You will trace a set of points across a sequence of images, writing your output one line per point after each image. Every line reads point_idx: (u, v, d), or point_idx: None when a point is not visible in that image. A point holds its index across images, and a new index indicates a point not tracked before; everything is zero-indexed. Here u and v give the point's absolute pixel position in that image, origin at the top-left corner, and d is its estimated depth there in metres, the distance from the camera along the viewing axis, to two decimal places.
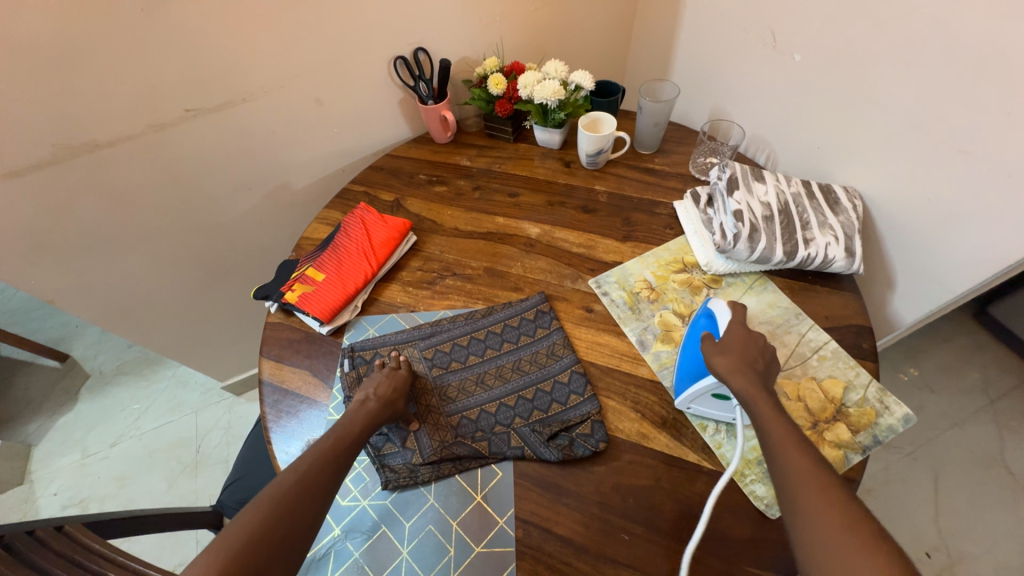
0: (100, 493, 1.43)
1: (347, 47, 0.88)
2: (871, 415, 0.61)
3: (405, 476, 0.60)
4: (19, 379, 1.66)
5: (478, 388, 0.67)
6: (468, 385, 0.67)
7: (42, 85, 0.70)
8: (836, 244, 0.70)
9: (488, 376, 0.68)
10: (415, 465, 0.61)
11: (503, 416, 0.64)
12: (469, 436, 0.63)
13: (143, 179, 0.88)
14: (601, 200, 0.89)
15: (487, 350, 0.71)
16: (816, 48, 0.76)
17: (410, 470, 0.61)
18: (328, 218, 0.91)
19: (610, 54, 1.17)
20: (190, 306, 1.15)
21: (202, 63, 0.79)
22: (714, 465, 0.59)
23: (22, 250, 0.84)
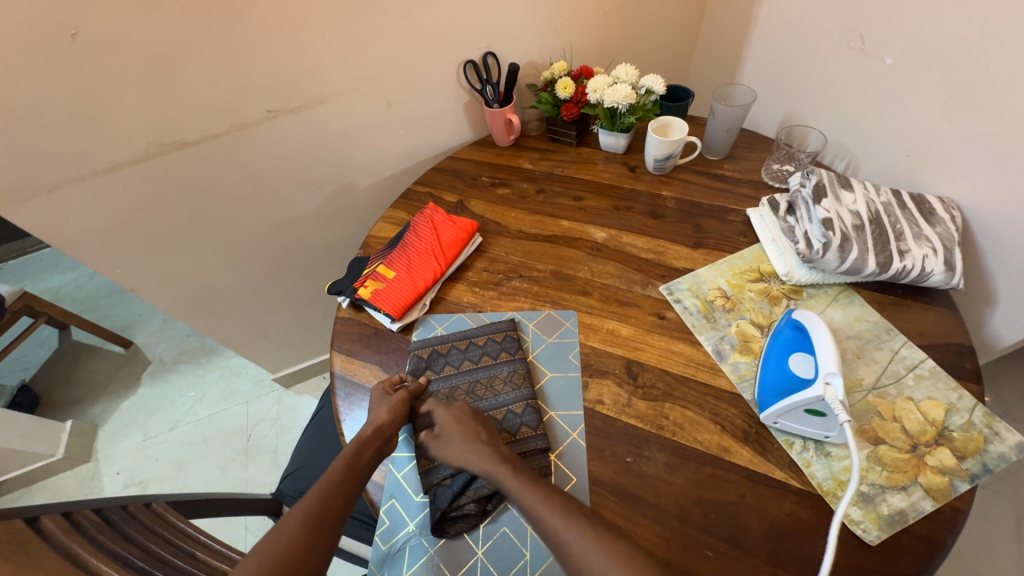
0: (158, 475, 1.50)
1: (422, 51, 0.90)
2: (978, 441, 0.56)
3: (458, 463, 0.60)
4: (88, 362, 1.78)
5: (507, 386, 0.67)
6: (478, 390, 0.67)
7: (144, 85, 0.75)
8: (934, 256, 0.66)
9: (497, 382, 0.67)
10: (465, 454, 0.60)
11: (529, 419, 0.63)
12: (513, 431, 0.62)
13: (223, 176, 0.92)
14: (669, 205, 0.87)
15: (483, 357, 0.70)
16: (911, 51, 0.73)
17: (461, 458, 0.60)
18: (394, 217, 0.92)
19: (675, 59, 1.16)
20: (254, 298, 1.20)
21: (286, 65, 0.82)
22: (804, 485, 0.56)
23: (113, 240, 0.90)
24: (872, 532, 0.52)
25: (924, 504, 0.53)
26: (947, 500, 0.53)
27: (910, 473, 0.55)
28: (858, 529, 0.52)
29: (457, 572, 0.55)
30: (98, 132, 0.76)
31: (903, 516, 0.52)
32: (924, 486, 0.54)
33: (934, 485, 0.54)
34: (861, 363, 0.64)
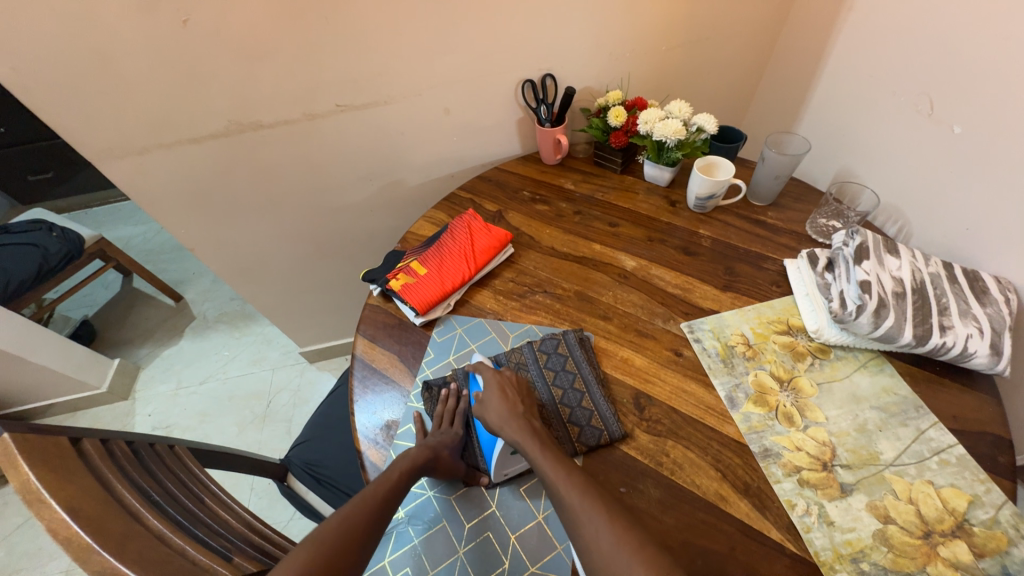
0: (183, 423, 1.60)
1: (485, 67, 0.94)
2: (1002, 542, 0.52)
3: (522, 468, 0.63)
4: (142, 309, 1.94)
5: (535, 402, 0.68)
6: None
7: (234, 70, 0.82)
8: (979, 337, 0.63)
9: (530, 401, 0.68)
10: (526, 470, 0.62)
11: (576, 417, 0.65)
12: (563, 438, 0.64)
13: (287, 158, 1.00)
14: (704, 244, 0.87)
15: None
16: (981, 122, 0.70)
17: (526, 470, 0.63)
18: (434, 218, 0.97)
19: (733, 100, 1.16)
20: (295, 272, 1.28)
21: (359, 67, 0.89)
22: (799, 550, 0.54)
23: (185, 203, 0.99)
24: None
25: None
26: None
27: (918, 560, 0.52)
28: None
29: (437, 566, 0.56)
30: (188, 105, 0.84)
31: None
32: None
33: None
34: (883, 436, 0.61)
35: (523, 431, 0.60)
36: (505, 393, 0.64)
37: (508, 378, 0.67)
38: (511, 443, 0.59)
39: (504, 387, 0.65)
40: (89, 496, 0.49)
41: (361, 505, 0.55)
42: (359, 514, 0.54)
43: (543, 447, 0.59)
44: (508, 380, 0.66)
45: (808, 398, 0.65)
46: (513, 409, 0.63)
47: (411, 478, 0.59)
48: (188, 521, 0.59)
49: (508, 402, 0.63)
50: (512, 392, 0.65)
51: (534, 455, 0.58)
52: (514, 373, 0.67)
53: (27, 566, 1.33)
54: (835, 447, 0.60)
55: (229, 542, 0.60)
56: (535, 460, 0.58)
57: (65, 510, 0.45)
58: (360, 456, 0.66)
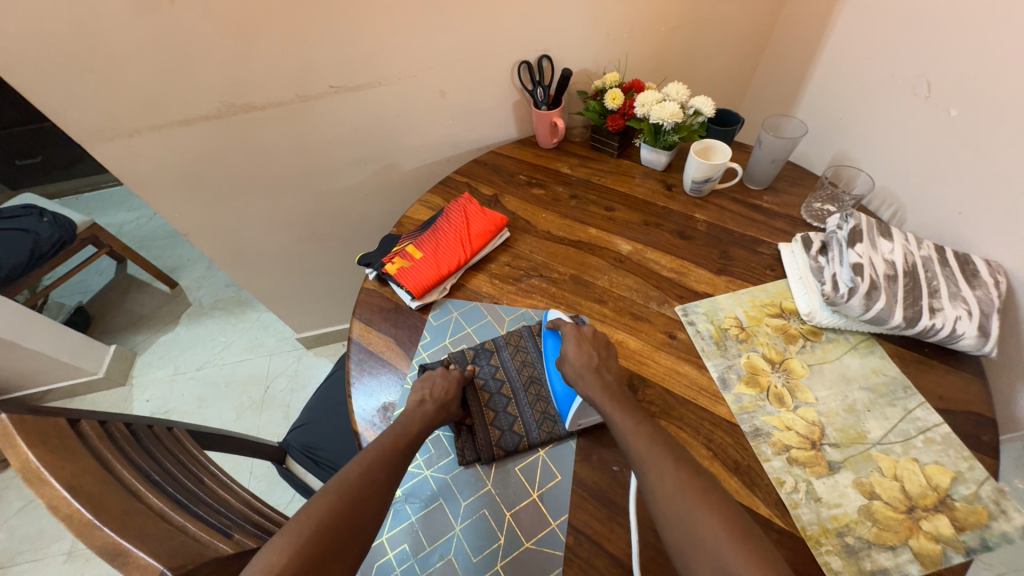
0: (182, 408, 1.61)
1: (481, 47, 0.92)
2: (982, 516, 0.54)
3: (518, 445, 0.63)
4: (136, 295, 1.93)
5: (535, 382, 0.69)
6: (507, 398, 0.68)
7: (223, 51, 0.81)
8: (967, 319, 0.64)
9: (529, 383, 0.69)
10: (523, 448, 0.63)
11: None
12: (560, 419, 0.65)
13: (281, 140, 0.98)
14: (700, 228, 0.87)
15: (497, 373, 0.70)
16: (977, 104, 0.70)
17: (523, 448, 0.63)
18: (430, 202, 0.96)
19: (731, 82, 1.15)
20: (291, 258, 1.27)
21: (353, 46, 0.87)
22: (787, 524, 0.55)
23: (178, 186, 0.98)
24: None
25: (911, 567, 0.51)
26: (937, 568, 0.51)
27: (901, 534, 0.53)
28: None
29: (435, 543, 0.58)
30: (178, 86, 0.83)
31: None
32: (914, 549, 0.52)
33: (925, 550, 0.52)
34: (871, 416, 0.62)
35: (597, 384, 0.61)
36: (584, 345, 0.66)
37: (586, 333, 0.67)
38: (583, 394, 0.60)
39: (584, 341, 0.66)
40: (89, 475, 0.49)
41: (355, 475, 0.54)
42: (382, 460, 0.56)
43: (616, 400, 0.60)
44: (589, 331, 0.68)
45: (798, 379, 0.66)
46: (588, 361, 0.64)
47: (426, 432, 0.61)
48: (188, 500, 0.59)
49: (585, 352, 0.65)
50: (589, 346, 0.66)
51: (607, 407, 0.59)
52: (594, 329, 0.68)
53: (31, 548, 1.35)
54: (824, 427, 0.62)
55: (229, 520, 0.61)
56: (606, 409, 0.59)
57: (65, 489, 0.46)
58: (357, 437, 0.67)
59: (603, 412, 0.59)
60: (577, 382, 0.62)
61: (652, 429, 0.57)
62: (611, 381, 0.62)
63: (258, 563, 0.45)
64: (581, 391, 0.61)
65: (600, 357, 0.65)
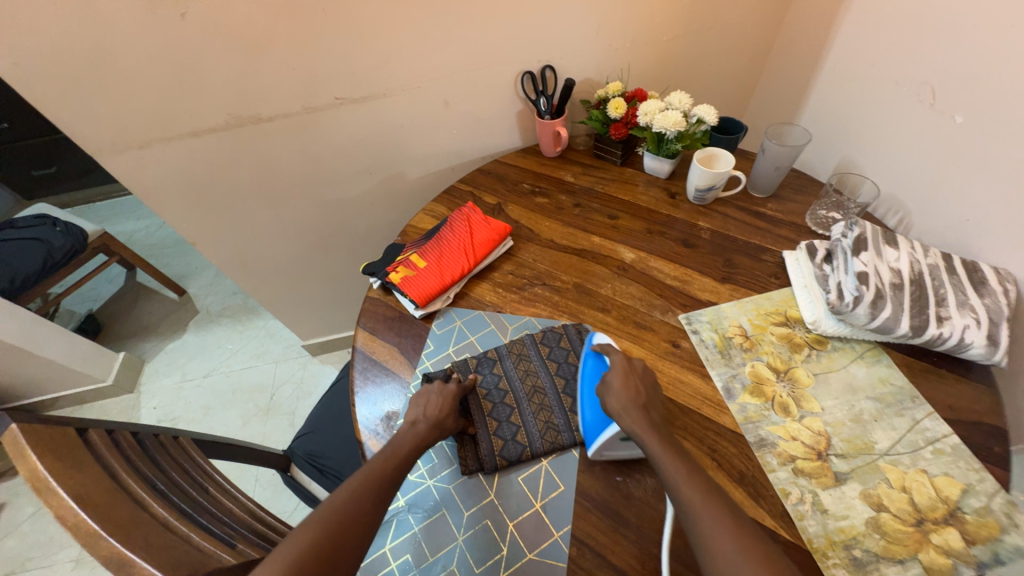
0: (189, 415, 1.62)
1: (485, 57, 0.94)
2: (993, 529, 0.53)
3: (520, 454, 0.63)
4: (146, 303, 1.95)
5: (538, 390, 0.69)
6: (510, 406, 0.68)
7: (232, 64, 0.82)
8: (976, 328, 0.63)
9: (532, 391, 0.69)
10: (525, 458, 0.63)
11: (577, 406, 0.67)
12: (563, 428, 0.65)
13: (288, 151, 1.00)
14: (703, 237, 0.87)
15: (500, 382, 0.70)
16: (983, 111, 0.70)
17: (525, 457, 0.63)
18: (434, 211, 0.97)
19: (733, 91, 1.16)
20: (297, 266, 1.29)
21: (358, 59, 0.88)
22: (792, 537, 0.54)
23: (187, 197, 1.00)
24: None
25: None
26: None
27: (910, 547, 0.52)
28: None
29: (437, 553, 0.58)
30: (188, 99, 0.84)
31: None
32: (923, 563, 0.51)
33: (936, 564, 0.51)
34: (878, 426, 0.62)
35: (643, 422, 0.58)
36: (630, 380, 0.62)
37: (634, 366, 0.65)
38: (627, 430, 0.57)
39: (631, 373, 0.63)
40: (97, 485, 0.50)
41: (326, 519, 0.51)
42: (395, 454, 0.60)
43: (662, 441, 0.56)
44: (636, 366, 0.65)
45: (804, 389, 0.66)
46: (634, 397, 0.61)
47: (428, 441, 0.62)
48: (193, 510, 0.60)
49: (630, 386, 0.62)
50: (636, 380, 0.63)
51: (652, 446, 0.56)
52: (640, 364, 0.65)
53: (40, 554, 1.36)
54: (830, 437, 0.61)
55: (233, 529, 0.61)
56: (651, 448, 0.56)
57: (72, 498, 0.46)
58: (361, 447, 0.67)
59: (648, 451, 0.56)
60: (619, 418, 0.58)
61: (700, 475, 0.53)
62: (655, 420, 0.59)
63: (290, 542, 0.48)
64: (624, 426, 0.58)
65: (645, 393, 0.62)
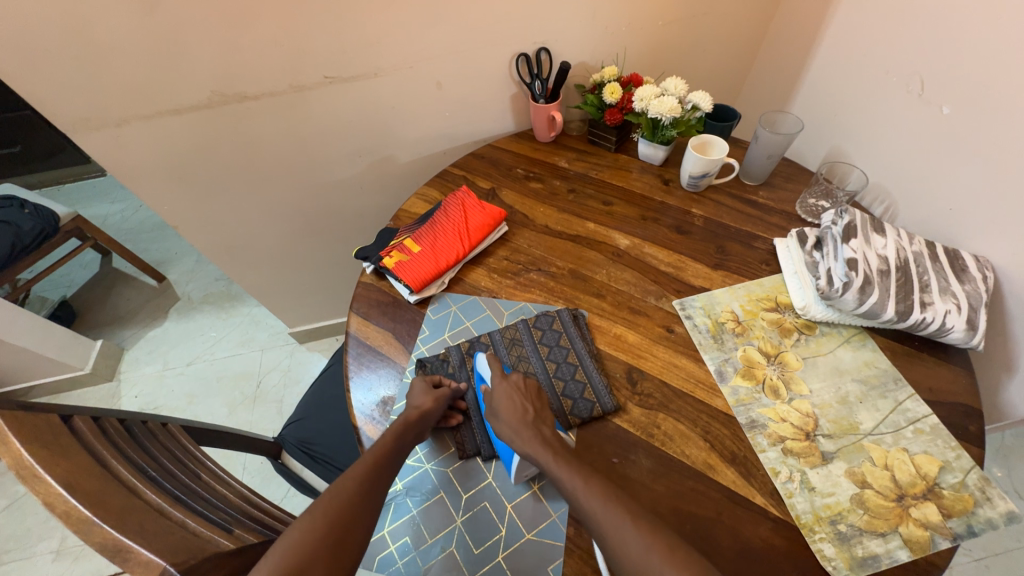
0: (172, 404, 1.59)
1: (479, 38, 0.91)
2: (968, 503, 0.56)
3: None
4: (123, 289, 1.89)
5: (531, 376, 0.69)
6: None
7: (216, 39, 0.79)
8: (956, 313, 0.65)
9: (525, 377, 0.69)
10: None
11: (571, 389, 0.67)
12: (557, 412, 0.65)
13: (275, 132, 0.97)
14: (696, 223, 0.88)
15: None
16: (969, 102, 0.71)
17: None
18: (427, 195, 0.95)
19: (726, 78, 1.16)
20: (284, 251, 1.26)
21: (349, 36, 0.85)
22: (781, 513, 0.56)
23: (168, 178, 0.96)
24: (841, 571, 0.52)
25: (900, 553, 0.53)
26: (924, 554, 0.53)
27: (891, 521, 0.55)
28: (828, 565, 0.53)
29: (436, 536, 0.58)
30: (169, 75, 0.81)
31: (877, 561, 0.53)
32: (903, 535, 0.54)
33: (915, 536, 0.54)
34: (863, 407, 0.64)
35: (535, 442, 0.57)
36: (514, 399, 0.62)
37: (516, 383, 0.64)
38: (522, 453, 0.57)
39: (513, 393, 0.63)
40: (85, 472, 0.48)
41: (288, 555, 0.46)
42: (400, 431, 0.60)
43: (557, 454, 0.56)
44: (515, 385, 0.64)
45: (793, 372, 0.67)
46: (521, 416, 0.60)
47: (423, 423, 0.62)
48: (186, 496, 0.59)
49: (512, 406, 0.61)
50: (521, 398, 0.62)
51: (548, 464, 0.56)
52: (523, 378, 0.65)
53: (19, 546, 1.33)
54: (818, 418, 0.63)
55: (228, 515, 0.61)
56: (549, 468, 0.55)
57: (61, 486, 0.45)
58: (357, 432, 0.66)
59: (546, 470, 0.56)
60: (514, 443, 0.58)
61: (597, 483, 0.54)
62: (550, 436, 0.59)
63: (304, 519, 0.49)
64: (519, 450, 0.57)
65: (536, 411, 0.61)
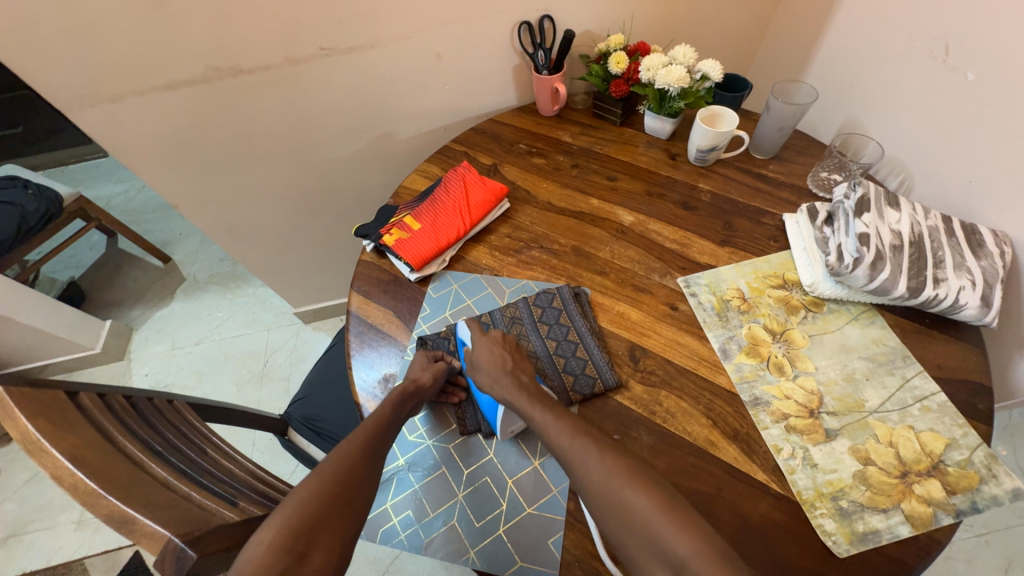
0: (181, 382, 1.62)
1: (479, 5, 0.88)
2: (973, 480, 0.55)
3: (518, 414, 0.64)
4: (129, 270, 1.90)
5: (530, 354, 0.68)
6: None
7: (207, 9, 0.76)
8: (971, 289, 0.63)
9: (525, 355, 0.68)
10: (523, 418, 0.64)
11: (572, 365, 0.66)
12: (558, 390, 0.65)
13: (272, 107, 0.95)
14: (703, 199, 0.85)
15: None
16: (996, 68, 0.68)
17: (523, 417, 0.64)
18: (427, 172, 0.94)
19: (738, 47, 1.11)
20: (286, 231, 1.25)
21: (344, 4, 0.82)
22: (783, 489, 0.56)
23: (166, 156, 0.95)
24: (841, 545, 0.52)
25: (901, 528, 0.53)
26: (926, 529, 0.53)
27: (893, 497, 0.55)
28: (828, 540, 0.53)
29: (438, 509, 0.59)
30: (160, 47, 0.78)
31: (877, 536, 0.53)
32: (905, 511, 0.54)
33: (917, 512, 0.54)
34: (869, 385, 0.63)
35: (512, 386, 0.60)
36: (494, 350, 0.64)
37: (496, 337, 0.66)
38: (501, 399, 0.59)
39: (492, 345, 0.65)
40: (91, 446, 0.49)
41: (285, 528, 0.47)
42: (399, 401, 0.61)
43: (534, 399, 0.59)
44: (495, 339, 0.66)
45: (799, 350, 0.66)
46: (501, 363, 0.63)
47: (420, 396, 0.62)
48: (193, 470, 0.60)
49: (491, 358, 0.63)
50: (500, 349, 0.65)
51: (523, 407, 0.58)
52: (503, 332, 0.67)
53: (41, 517, 1.38)
54: (823, 396, 0.62)
55: (234, 488, 0.62)
56: (523, 409, 0.58)
57: (67, 459, 0.46)
58: (359, 409, 0.67)
59: (521, 411, 0.58)
60: (492, 389, 0.61)
61: (570, 421, 0.57)
62: (526, 381, 0.61)
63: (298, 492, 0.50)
64: (497, 396, 0.60)
65: (515, 361, 0.64)
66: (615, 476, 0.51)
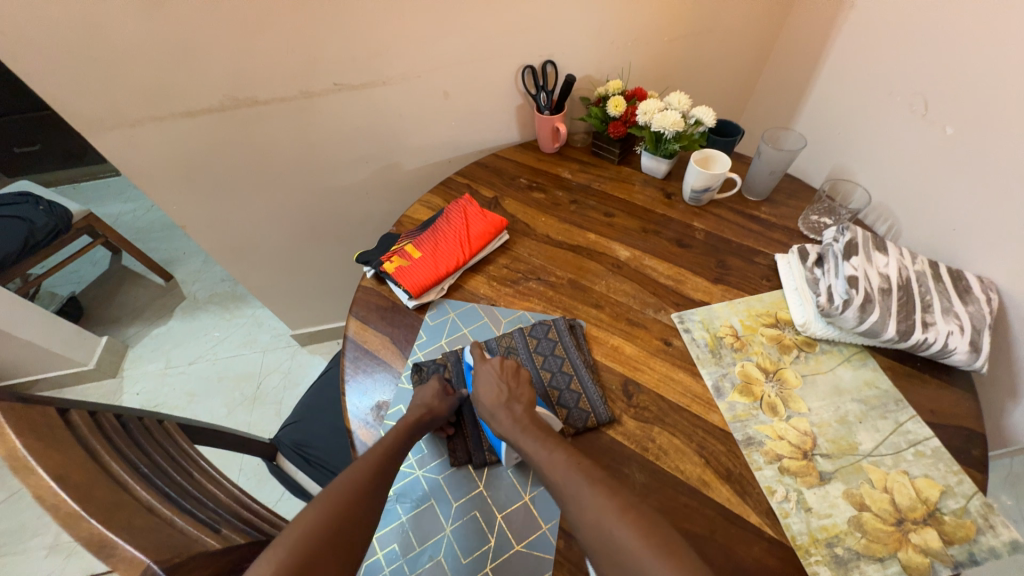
0: (171, 402, 1.60)
1: (485, 49, 0.93)
2: (970, 530, 0.54)
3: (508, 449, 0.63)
4: (130, 287, 1.91)
5: None
6: None
7: (228, 45, 0.81)
8: (959, 334, 0.64)
9: None
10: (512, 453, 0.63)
11: (566, 398, 0.66)
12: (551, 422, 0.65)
13: (283, 136, 0.98)
14: (698, 237, 0.88)
15: None
16: (973, 122, 0.71)
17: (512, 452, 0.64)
18: (430, 202, 0.96)
19: (730, 95, 1.17)
20: (288, 254, 1.27)
21: (358, 45, 0.87)
22: (777, 533, 0.55)
23: (178, 179, 0.98)
24: None
25: None
26: None
27: (890, 545, 0.54)
28: None
29: (424, 543, 0.57)
30: (182, 78, 0.82)
31: None
32: (902, 561, 0.53)
33: (914, 563, 0.52)
34: (863, 427, 0.63)
35: (508, 419, 0.60)
36: (493, 381, 0.65)
37: (496, 364, 0.67)
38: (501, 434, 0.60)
39: (492, 374, 0.65)
40: (76, 466, 0.48)
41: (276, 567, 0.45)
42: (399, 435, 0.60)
43: (529, 431, 0.59)
44: (493, 368, 0.67)
45: (791, 389, 0.67)
46: (499, 395, 0.63)
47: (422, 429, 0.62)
48: (177, 494, 0.59)
49: (489, 390, 0.64)
50: (500, 379, 0.65)
51: (521, 440, 0.58)
52: (502, 360, 0.67)
53: (14, 540, 1.33)
54: (816, 437, 0.62)
55: (217, 515, 0.61)
56: (521, 443, 0.58)
57: (51, 479, 0.45)
58: (350, 436, 0.66)
59: (518, 444, 0.59)
60: (492, 422, 0.61)
61: (567, 453, 0.57)
62: (524, 412, 0.61)
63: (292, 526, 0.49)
64: (497, 430, 0.60)
65: (514, 391, 0.64)
66: (605, 513, 0.50)
